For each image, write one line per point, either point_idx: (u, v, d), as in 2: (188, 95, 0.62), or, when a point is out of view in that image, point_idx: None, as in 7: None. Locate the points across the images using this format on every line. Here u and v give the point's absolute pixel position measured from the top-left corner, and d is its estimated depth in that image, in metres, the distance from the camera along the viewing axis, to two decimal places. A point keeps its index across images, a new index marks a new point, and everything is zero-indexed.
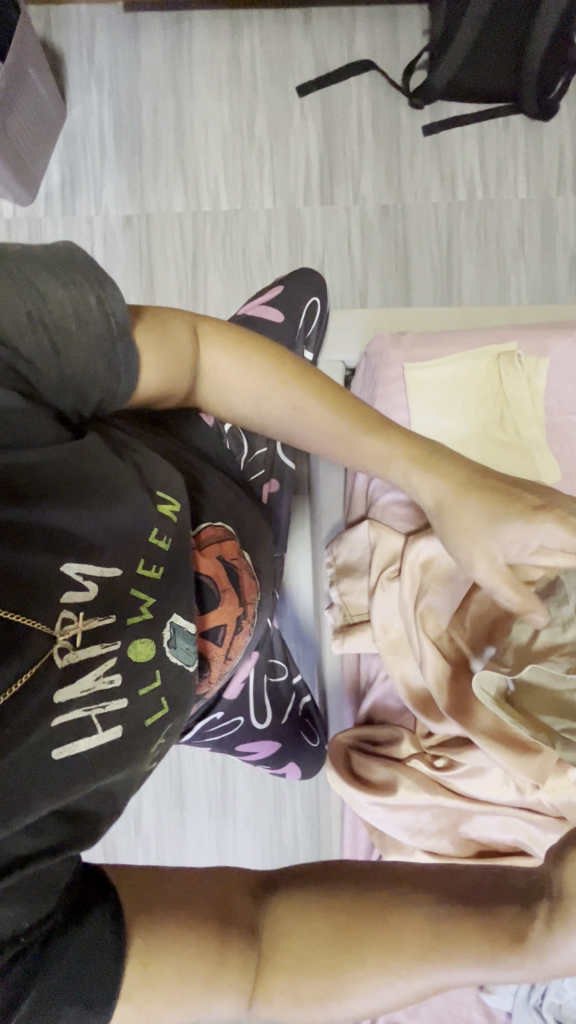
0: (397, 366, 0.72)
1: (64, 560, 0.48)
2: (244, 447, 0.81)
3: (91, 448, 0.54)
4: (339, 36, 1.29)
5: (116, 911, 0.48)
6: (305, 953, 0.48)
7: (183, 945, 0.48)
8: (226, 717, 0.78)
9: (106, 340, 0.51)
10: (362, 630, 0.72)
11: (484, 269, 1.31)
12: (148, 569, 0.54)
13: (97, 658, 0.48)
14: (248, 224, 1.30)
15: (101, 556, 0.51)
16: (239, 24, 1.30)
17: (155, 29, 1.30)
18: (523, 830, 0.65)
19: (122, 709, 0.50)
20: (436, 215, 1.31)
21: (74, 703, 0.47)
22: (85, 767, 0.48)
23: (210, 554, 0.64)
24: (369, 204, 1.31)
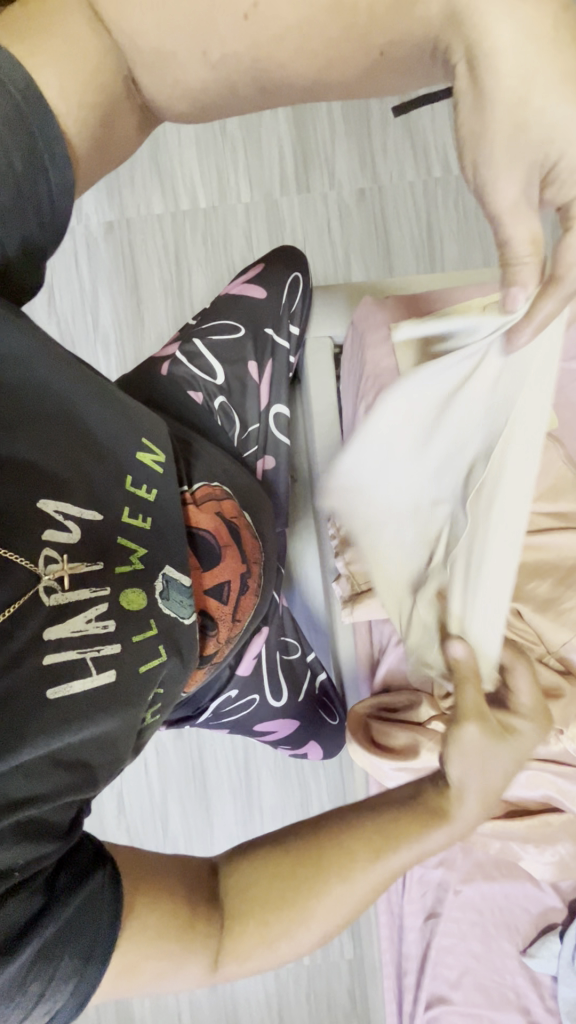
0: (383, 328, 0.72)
1: (43, 498, 0.50)
2: (236, 423, 0.78)
3: (67, 384, 0.54)
4: None
5: (115, 876, 0.48)
6: (260, 905, 0.51)
7: (160, 903, 0.49)
8: (240, 694, 0.77)
9: (32, 133, 0.44)
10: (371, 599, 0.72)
11: (465, 242, 1.31)
12: (134, 518, 0.57)
13: (86, 600, 0.50)
14: (228, 219, 1.32)
15: (82, 499, 0.53)
16: None
17: None
18: (550, 783, 0.64)
19: (117, 654, 0.50)
20: (413, 194, 1.31)
21: (67, 642, 0.47)
22: (83, 709, 0.47)
23: (209, 508, 0.66)
24: (345, 189, 1.31)
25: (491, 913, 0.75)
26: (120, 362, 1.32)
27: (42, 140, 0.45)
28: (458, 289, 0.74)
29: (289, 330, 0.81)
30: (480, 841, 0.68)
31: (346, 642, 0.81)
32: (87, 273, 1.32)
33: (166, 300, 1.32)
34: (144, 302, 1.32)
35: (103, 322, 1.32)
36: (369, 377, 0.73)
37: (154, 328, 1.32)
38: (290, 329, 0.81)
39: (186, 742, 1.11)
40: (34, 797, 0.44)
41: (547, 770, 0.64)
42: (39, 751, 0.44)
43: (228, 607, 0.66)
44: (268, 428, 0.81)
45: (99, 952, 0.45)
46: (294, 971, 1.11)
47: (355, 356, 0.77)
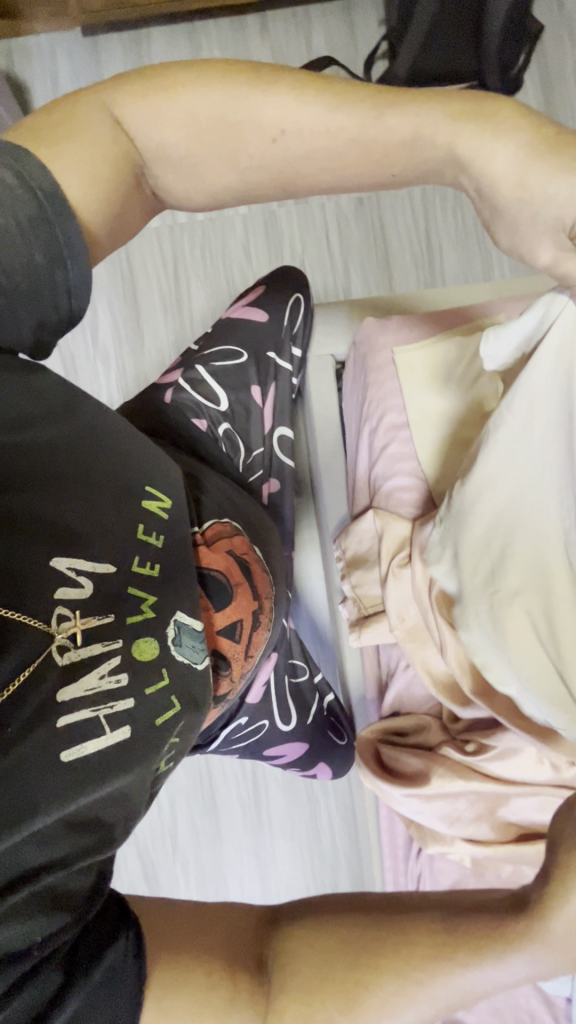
0: (386, 351, 0.71)
1: (54, 555, 0.50)
2: (240, 448, 0.79)
3: (69, 437, 0.54)
4: (297, 35, 1.30)
5: (138, 937, 0.49)
6: (312, 985, 0.49)
7: (206, 974, 0.48)
8: (250, 721, 0.77)
9: (40, 220, 0.47)
10: (378, 622, 0.71)
11: (465, 250, 1.30)
12: (144, 568, 0.56)
13: (99, 657, 0.49)
14: (226, 232, 1.31)
15: (93, 552, 0.52)
16: (197, 35, 1.31)
17: (115, 50, 1.31)
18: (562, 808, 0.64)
19: (130, 709, 0.50)
20: (412, 201, 1.30)
21: (80, 703, 0.47)
22: (97, 770, 0.47)
23: (220, 548, 0.66)
24: (344, 199, 1.31)
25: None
26: (120, 377, 1.31)
27: (60, 229, 0.48)
28: (461, 308, 0.73)
29: (291, 353, 0.82)
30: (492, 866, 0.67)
31: (355, 668, 0.80)
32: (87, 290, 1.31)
33: (166, 315, 1.31)
34: (143, 317, 1.31)
35: (103, 338, 1.31)
36: (372, 401, 0.72)
37: (154, 343, 1.31)
38: (292, 351, 0.82)
39: (195, 760, 1.11)
40: (52, 861, 0.45)
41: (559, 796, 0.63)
42: (53, 818, 0.45)
43: (240, 644, 0.67)
44: (272, 449, 0.81)
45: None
46: None
47: (358, 377, 0.76)
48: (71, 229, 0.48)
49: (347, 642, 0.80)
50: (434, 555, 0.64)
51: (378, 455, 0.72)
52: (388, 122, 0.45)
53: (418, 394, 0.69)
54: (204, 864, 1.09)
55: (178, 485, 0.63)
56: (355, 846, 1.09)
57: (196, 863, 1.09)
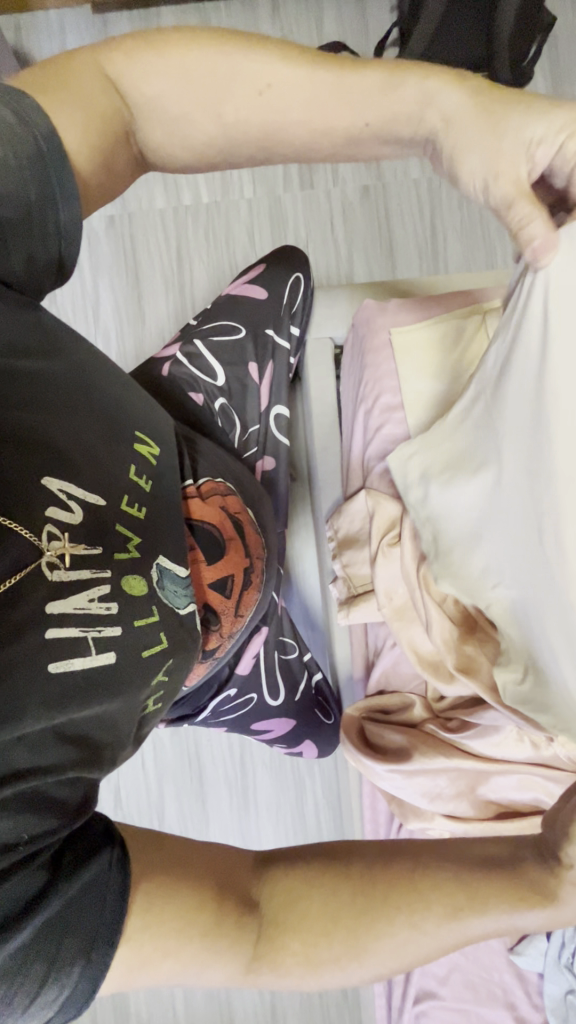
0: (384, 331, 0.72)
1: (45, 473, 0.48)
2: (236, 424, 0.79)
3: (64, 373, 0.54)
4: (307, 18, 1.29)
5: (122, 856, 0.49)
6: (309, 922, 0.51)
7: (197, 907, 0.50)
8: (239, 693, 0.78)
9: (37, 162, 0.47)
10: (367, 600, 0.72)
11: (469, 241, 1.30)
12: (132, 507, 0.55)
13: (88, 579, 0.48)
14: (230, 215, 1.31)
15: (83, 480, 0.51)
16: (208, 15, 1.30)
17: (124, 27, 1.31)
18: (540, 787, 0.65)
19: (118, 637, 0.49)
20: (418, 191, 1.30)
21: (69, 619, 0.46)
22: (83, 689, 0.47)
23: (213, 502, 0.67)
24: (349, 186, 1.31)
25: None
26: (120, 357, 1.31)
27: (55, 173, 0.48)
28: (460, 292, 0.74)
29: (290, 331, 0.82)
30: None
31: (343, 645, 0.81)
32: (89, 268, 1.31)
33: (168, 295, 1.31)
34: (145, 297, 1.31)
35: (104, 317, 1.31)
36: (368, 381, 0.72)
37: (155, 324, 1.31)
38: (291, 330, 0.82)
39: (183, 737, 1.12)
40: (37, 769, 0.44)
41: (537, 774, 0.64)
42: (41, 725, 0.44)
43: (231, 601, 0.66)
44: (268, 427, 0.81)
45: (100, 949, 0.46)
46: None
47: (355, 358, 0.76)
48: (65, 174, 0.48)
49: (335, 622, 0.81)
50: (423, 533, 0.65)
51: (372, 434, 0.72)
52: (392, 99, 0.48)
53: (414, 375, 0.69)
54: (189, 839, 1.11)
55: (170, 442, 0.64)
56: (338, 827, 1.10)
57: None
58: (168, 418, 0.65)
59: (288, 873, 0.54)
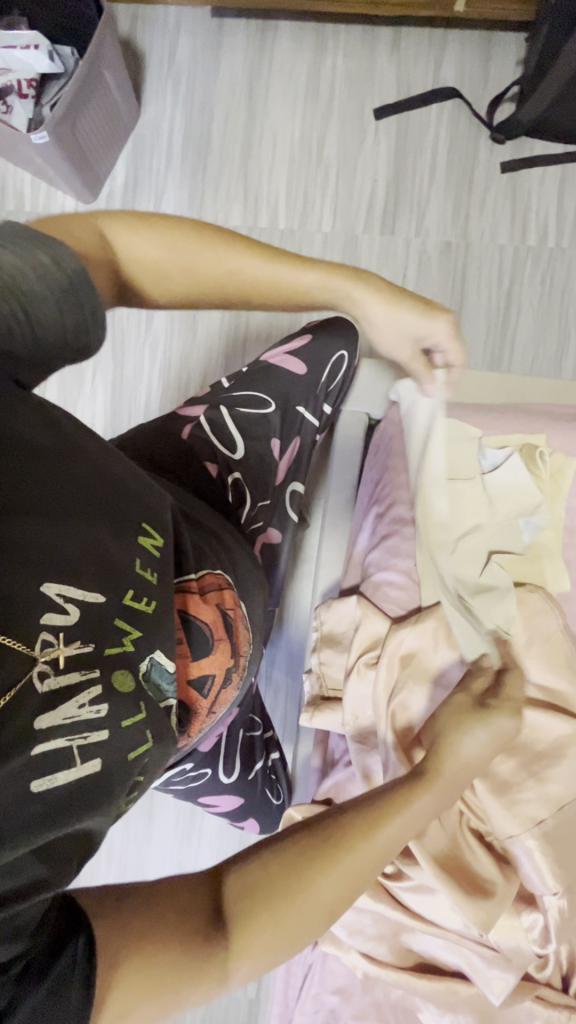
0: (412, 440, 0.73)
1: (46, 582, 0.48)
2: (246, 502, 0.78)
3: (77, 470, 0.53)
4: (426, 58, 1.23)
5: (90, 939, 0.47)
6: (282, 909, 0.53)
7: (160, 948, 0.49)
8: (194, 768, 0.76)
9: (71, 292, 0.53)
10: (334, 709, 0.71)
11: (543, 322, 1.23)
12: (137, 600, 0.54)
13: (78, 685, 0.47)
14: (303, 245, 1.27)
15: (87, 578, 0.50)
16: (325, 37, 1.26)
17: (238, 35, 1.27)
18: (466, 959, 0.61)
19: (103, 741, 0.48)
20: (501, 258, 1.24)
21: (56, 731, 0.45)
22: (66, 804, 0.46)
23: (211, 600, 0.65)
24: (431, 240, 1.25)
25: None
26: (163, 369, 1.30)
27: (88, 304, 0.55)
28: (502, 409, 0.73)
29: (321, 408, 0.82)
30: (384, 986, 0.66)
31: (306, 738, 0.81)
32: None
33: (222, 316, 1.29)
34: (200, 314, 1.29)
35: (156, 324, 1.30)
36: (384, 489, 0.74)
37: (204, 342, 1.29)
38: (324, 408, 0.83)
39: None
40: (15, 891, 0.43)
41: (464, 941, 0.61)
42: (19, 850, 0.43)
43: (206, 698, 0.66)
44: (281, 502, 0.82)
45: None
46: None
47: (379, 455, 0.78)
48: (95, 303, 0.55)
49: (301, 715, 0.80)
50: (401, 664, 0.65)
51: (377, 541, 0.72)
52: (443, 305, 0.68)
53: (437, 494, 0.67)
54: (125, 863, 1.12)
55: (170, 524, 0.62)
56: None
57: (118, 859, 1.12)
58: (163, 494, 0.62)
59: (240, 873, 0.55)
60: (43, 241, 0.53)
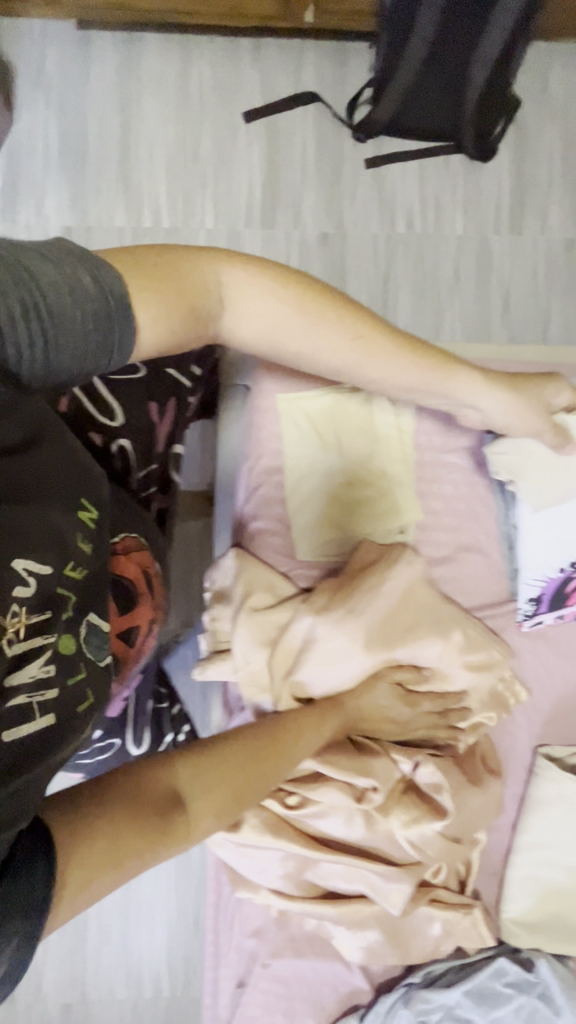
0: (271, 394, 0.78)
1: (14, 558, 0.50)
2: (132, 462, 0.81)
3: (30, 462, 0.56)
4: (288, 66, 1.32)
5: (48, 846, 0.47)
6: (219, 785, 0.59)
7: (120, 831, 0.52)
8: (102, 736, 0.79)
9: (103, 317, 0.54)
10: (223, 660, 0.76)
11: (418, 300, 1.34)
12: (74, 571, 0.58)
13: (35, 649, 0.52)
14: (188, 242, 1.31)
15: (42, 551, 0.53)
16: (190, 47, 1.32)
17: (106, 48, 1.31)
18: (365, 877, 0.67)
19: (55, 699, 0.53)
20: (374, 246, 1.34)
21: (21, 689, 0.50)
22: (34, 750, 0.50)
23: (132, 561, 0.72)
24: (309, 230, 1.33)
25: (299, 1000, 0.70)
26: None
27: (118, 326, 0.55)
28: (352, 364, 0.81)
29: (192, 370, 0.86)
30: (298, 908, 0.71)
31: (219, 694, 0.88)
32: None
33: None
34: None
35: None
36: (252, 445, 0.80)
37: None
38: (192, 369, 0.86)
39: None
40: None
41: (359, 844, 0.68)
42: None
43: (133, 652, 0.72)
44: (168, 467, 0.85)
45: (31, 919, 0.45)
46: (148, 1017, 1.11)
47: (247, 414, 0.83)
48: (126, 327, 0.55)
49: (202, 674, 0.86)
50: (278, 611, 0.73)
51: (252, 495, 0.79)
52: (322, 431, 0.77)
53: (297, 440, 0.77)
54: None
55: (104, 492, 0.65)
56: None
57: None
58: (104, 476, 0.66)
59: (188, 758, 0.59)
60: (85, 259, 0.54)
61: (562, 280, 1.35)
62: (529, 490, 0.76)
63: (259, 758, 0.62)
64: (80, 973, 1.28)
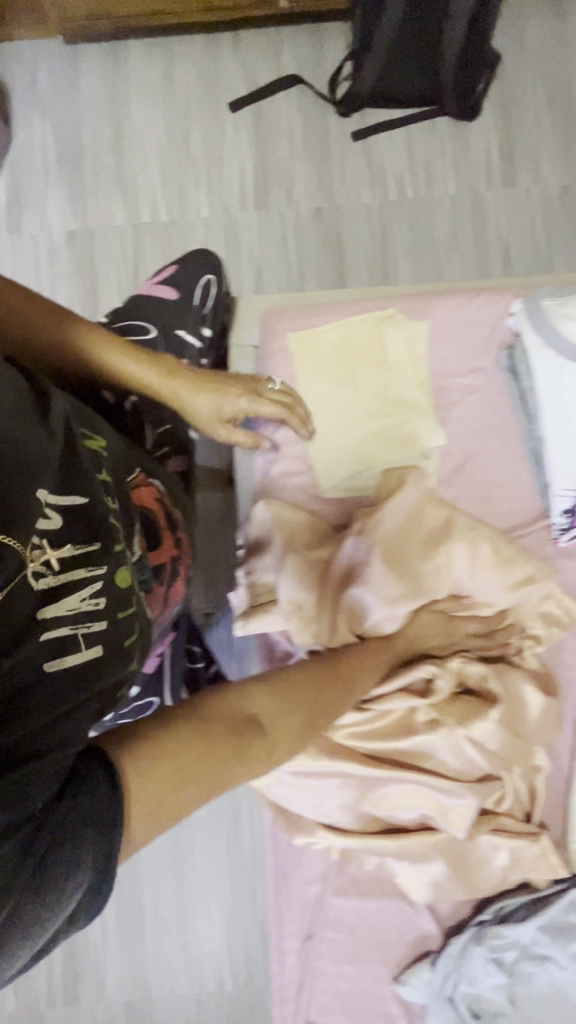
0: (282, 334, 0.85)
1: (38, 488, 0.50)
2: (145, 427, 0.84)
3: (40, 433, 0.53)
4: (267, 54, 1.36)
5: (112, 774, 0.44)
6: (269, 722, 0.56)
7: (184, 756, 0.48)
8: (142, 695, 0.83)
9: None
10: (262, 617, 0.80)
11: (418, 262, 1.34)
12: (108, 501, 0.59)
13: (78, 583, 0.50)
14: (187, 232, 1.35)
15: (57, 484, 0.52)
16: (172, 50, 1.37)
17: (93, 58, 1.37)
18: (431, 804, 0.76)
19: (104, 633, 0.51)
20: (369, 215, 1.35)
21: (61, 618, 0.48)
22: (82, 679, 0.48)
23: (148, 492, 0.75)
24: (303, 207, 1.35)
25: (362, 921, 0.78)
26: None
27: None
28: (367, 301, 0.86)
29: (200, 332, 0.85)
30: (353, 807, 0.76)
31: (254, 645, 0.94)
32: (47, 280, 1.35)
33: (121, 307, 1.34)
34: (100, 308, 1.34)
35: None
36: None
37: None
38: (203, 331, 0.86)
39: None
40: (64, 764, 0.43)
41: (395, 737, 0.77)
42: (17, 730, 0.42)
43: (162, 592, 0.73)
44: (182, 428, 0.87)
45: (98, 848, 0.41)
46: None
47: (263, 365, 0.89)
48: None
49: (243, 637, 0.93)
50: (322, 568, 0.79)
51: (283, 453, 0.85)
52: (354, 370, 0.84)
53: (313, 381, 0.84)
54: None
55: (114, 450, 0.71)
56: None
57: None
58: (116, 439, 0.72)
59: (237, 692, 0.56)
60: None
61: (562, 228, 1.34)
62: (555, 401, 0.82)
63: (302, 692, 0.60)
64: (141, 969, 1.26)
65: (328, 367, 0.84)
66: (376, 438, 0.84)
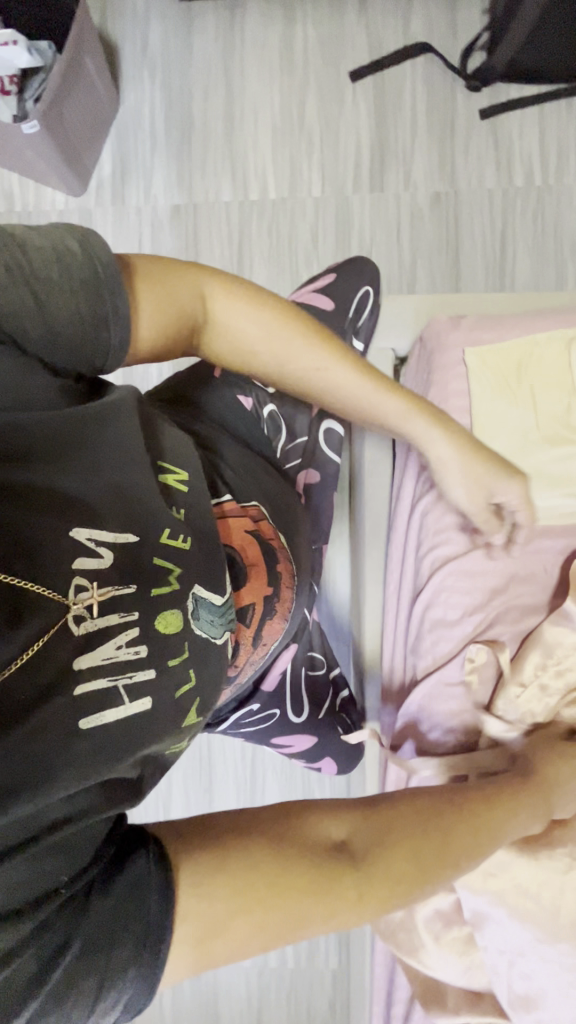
0: (456, 344, 0.88)
1: (73, 527, 0.48)
2: (282, 430, 0.86)
3: (93, 429, 0.53)
4: (395, 17, 1.26)
5: None
6: None
7: None
8: (262, 708, 0.87)
9: (91, 277, 0.54)
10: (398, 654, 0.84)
11: (539, 257, 1.25)
12: (173, 539, 0.55)
13: (117, 628, 0.48)
14: (295, 211, 1.29)
15: (115, 516, 0.51)
16: (293, 11, 1.28)
17: (208, 17, 1.30)
18: None
19: (152, 682, 0.50)
20: (491, 203, 1.26)
21: (95, 672, 0.46)
22: (117, 737, 0.47)
23: (237, 526, 0.69)
24: (420, 191, 1.27)
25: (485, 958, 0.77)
26: None
27: (108, 291, 0.55)
28: (543, 318, 0.87)
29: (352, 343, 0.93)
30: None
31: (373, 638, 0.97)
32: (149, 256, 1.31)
33: None
34: None
35: None
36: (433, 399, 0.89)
37: None
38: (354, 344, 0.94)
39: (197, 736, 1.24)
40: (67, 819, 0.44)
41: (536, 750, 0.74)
42: (70, 786, 0.44)
43: (251, 633, 0.71)
44: (318, 439, 0.89)
45: None
46: (279, 971, 1.20)
47: (421, 371, 0.93)
48: (118, 291, 0.56)
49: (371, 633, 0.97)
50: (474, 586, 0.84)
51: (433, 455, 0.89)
52: (528, 385, 0.86)
53: (489, 392, 0.86)
54: None
55: (196, 466, 0.64)
56: None
57: None
58: (193, 447, 0.65)
59: None
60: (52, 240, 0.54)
61: None
62: None
63: None
64: None
65: (501, 382, 0.86)
66: (546, 454, 0.84)
